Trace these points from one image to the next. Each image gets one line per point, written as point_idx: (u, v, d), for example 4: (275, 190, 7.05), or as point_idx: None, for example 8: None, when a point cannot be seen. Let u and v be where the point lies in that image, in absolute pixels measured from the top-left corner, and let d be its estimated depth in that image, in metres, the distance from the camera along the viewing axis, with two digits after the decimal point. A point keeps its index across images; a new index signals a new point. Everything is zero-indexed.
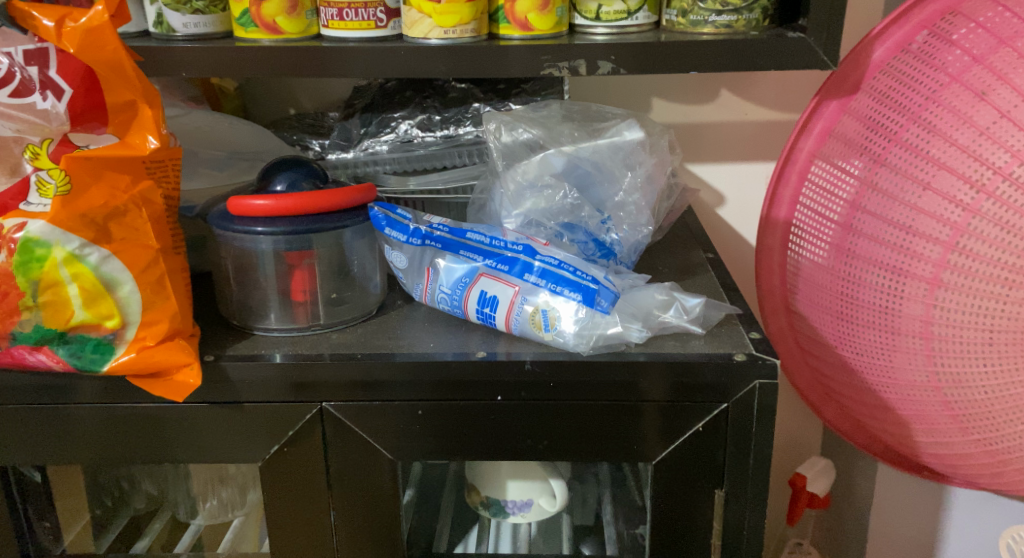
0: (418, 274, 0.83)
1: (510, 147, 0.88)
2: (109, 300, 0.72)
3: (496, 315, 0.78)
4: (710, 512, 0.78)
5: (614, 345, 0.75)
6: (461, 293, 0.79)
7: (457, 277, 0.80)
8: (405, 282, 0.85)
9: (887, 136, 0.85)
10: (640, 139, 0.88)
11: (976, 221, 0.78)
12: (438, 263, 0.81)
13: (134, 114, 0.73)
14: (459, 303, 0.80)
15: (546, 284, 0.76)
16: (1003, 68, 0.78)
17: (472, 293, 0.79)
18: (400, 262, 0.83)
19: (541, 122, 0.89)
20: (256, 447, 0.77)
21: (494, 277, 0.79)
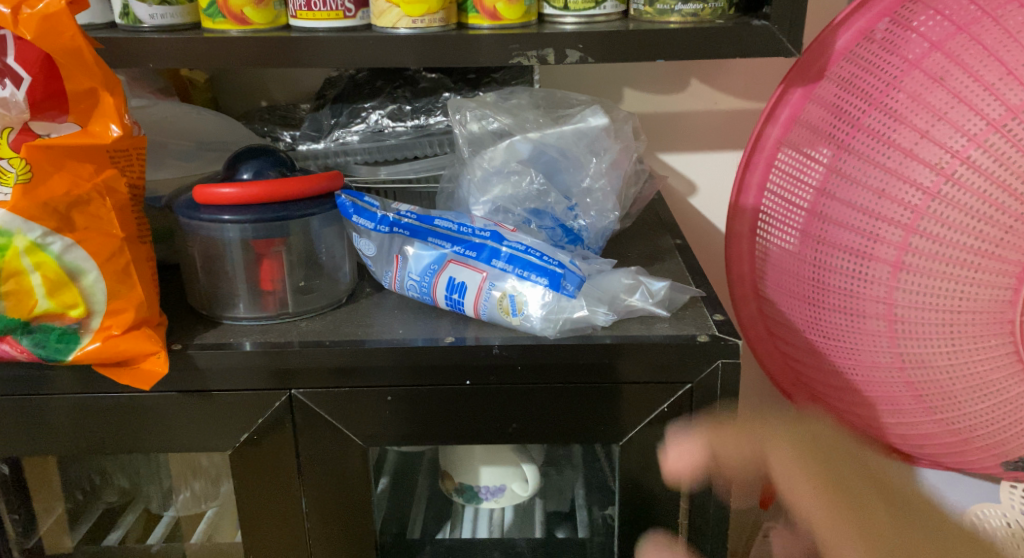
0: (388, 262, 0.83)
1: (478, 135, 0.89)
2: (74, 289, 0.72)
3: (465, 301, 0.78)
4: (677, 492, 0.79)
5: (583, 328, 0.76)
6: (430, 279, 0.80)
7: (426, 264, 0.80)
8: (377, 270, 0.85)
9: (851, 122, 0.86)
10: (605, 125, 0.88)
11: (936, 204, 0.79)
12: (406, 250, 0.82)
13: (95, 102, 0.73)
14: (427, 289, 0.80)
15: (514, 269, 0.77)
16: (960, 54, 0.79)
17: (440, 279, 0.79)
18: (368, 250, 0.84)
19: (509, 110, 0.90)
20: (226, 436, 0.77)
21: (462, 263, 0.79)
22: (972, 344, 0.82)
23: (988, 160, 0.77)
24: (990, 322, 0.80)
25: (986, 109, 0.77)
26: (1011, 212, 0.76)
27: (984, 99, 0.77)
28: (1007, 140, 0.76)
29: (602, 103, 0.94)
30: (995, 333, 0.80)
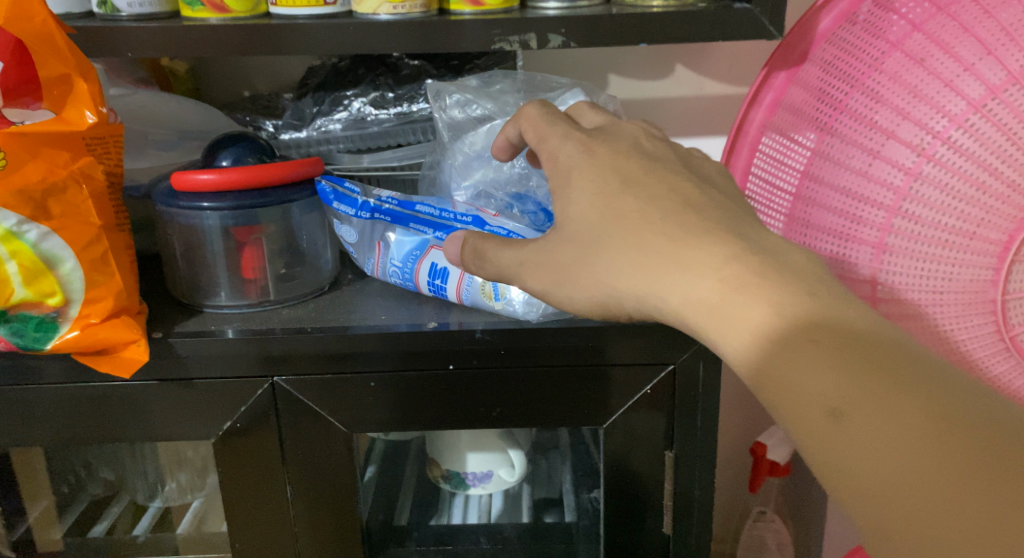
0: (370, 249, 0.84)
1: (459, 121, 0.89)
2: (51, 278, 0.71)
3: (447, 287, 0.79)
4: (662, 474, 0.79)
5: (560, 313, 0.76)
6: (411, 264, 0.80)
7: (407, 251, 0.81)
8: (359, 258, 0.85)
9: (833, 105, 0.80)
10: None
11: (919, 185, 0.76)
12: (388, 237, 0.82)
13: (69, 88, 0.72)
14: (410, 276, 0.81)
15: None
16: (944, 38, 0.75)
17: (422, 264, 0.80)
18: (349, 237, 0.84)
19: (490, 93, 0.90)
20: (208, 424, 0.77)
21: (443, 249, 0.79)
22: (954, 323, 0.79)
23: (969, 140, 0.74)
24: (970, 301, 0.78)
25: (967, 89, 0.74)
26: (994, 191, 0.75)
27: (964, 80, 0.74)
28: (990, 121, 0.74)
29: (582, 87, 0.93)
30: (977, 313, 0.78)
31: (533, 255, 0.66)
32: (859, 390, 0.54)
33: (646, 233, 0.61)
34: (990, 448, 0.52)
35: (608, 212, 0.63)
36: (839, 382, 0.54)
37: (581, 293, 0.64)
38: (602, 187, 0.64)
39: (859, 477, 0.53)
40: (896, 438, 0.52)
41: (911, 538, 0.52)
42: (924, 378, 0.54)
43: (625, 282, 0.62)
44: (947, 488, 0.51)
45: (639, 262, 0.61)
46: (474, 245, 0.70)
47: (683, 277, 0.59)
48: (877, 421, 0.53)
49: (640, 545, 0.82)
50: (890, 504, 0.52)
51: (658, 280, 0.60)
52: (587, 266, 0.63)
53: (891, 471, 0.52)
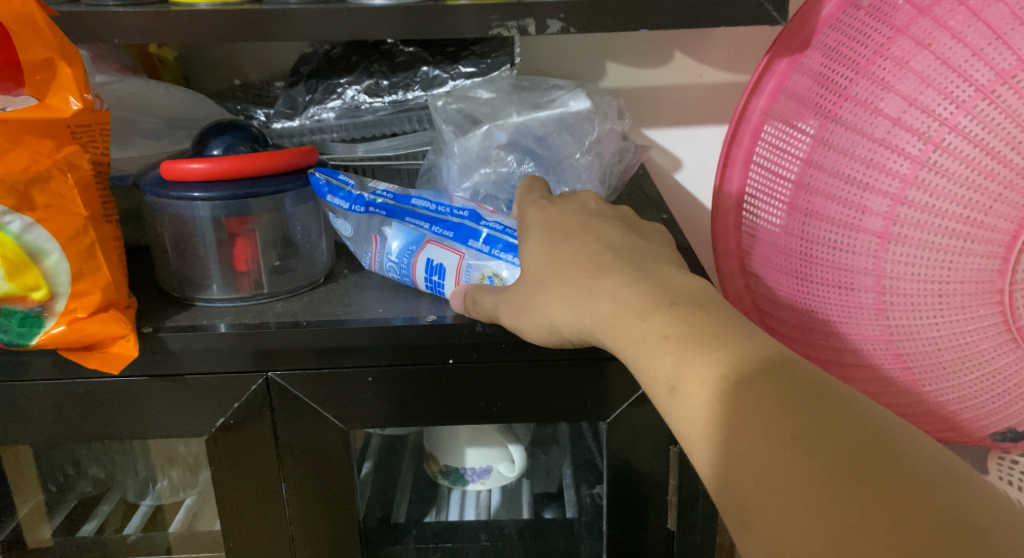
0: (366, 239, 0.81)
1: (456, 122, 0.89)
2: (35, 271, 0.69)
3: (445, 283, 0.76)
4: (666, 469, 0.78)
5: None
6: (406, 258, 0.78)
7: (402, 246, 0.79)
8: (356, 250, 0.83)
9: (837, 92, 0.78)
10: (585, 109, 0.88)
11: (924, 173, 0.72)
12: (385, 231, 0.80)
13: (53, 73, 0.70)
14: (405, 270, 0.79)
15: (490, 250, 0.75)
16: (957, 27, 0.71)
17: (418, 259, 0.78)
18: (344, 230, 0.82)
19: (486, 96, 0.89)
20: (201, 421, 0.75)
21: (439, 244, 0.77)
22: (961, 315, 0.75)
23: (977, 127, 0.70)
24: (977, 293, 0.74)
25: (975, 75, 0.70)
26: (1000, 178, 0.70)
27: (972, 65, 0.70)
28: (997, 106, 0.69)
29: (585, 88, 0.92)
30: (983, 304, 0.74)
31: (497, 298, 0.70)
32: (684, 366, 0.57)
33: (579, 269, 0.65)
34: (786, 419, 0.53)
35: (552, 251, 0.67)
36: (681, 372, 0.57)
37: (529, 325, 0.67)
38: (552, 237, 0.68)
39: (705, 456, 0.56)
40: (736, 428, 0.54)
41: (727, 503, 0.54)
42: (756, 356, 0.56)
43: (560, 310, 0.65)
44: (770, 479, 0.52)
45: (568, 294, 0.64)
46: (475, 289, 0.73)
47: (592, 304, 0.63)
48: (726, 405, 0.55)
49: (643, 543, 0.80)
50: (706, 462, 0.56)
51: (588, 302, 0.63)
52: (535, 302, 0.67)
53: (723, 452, 0.55)
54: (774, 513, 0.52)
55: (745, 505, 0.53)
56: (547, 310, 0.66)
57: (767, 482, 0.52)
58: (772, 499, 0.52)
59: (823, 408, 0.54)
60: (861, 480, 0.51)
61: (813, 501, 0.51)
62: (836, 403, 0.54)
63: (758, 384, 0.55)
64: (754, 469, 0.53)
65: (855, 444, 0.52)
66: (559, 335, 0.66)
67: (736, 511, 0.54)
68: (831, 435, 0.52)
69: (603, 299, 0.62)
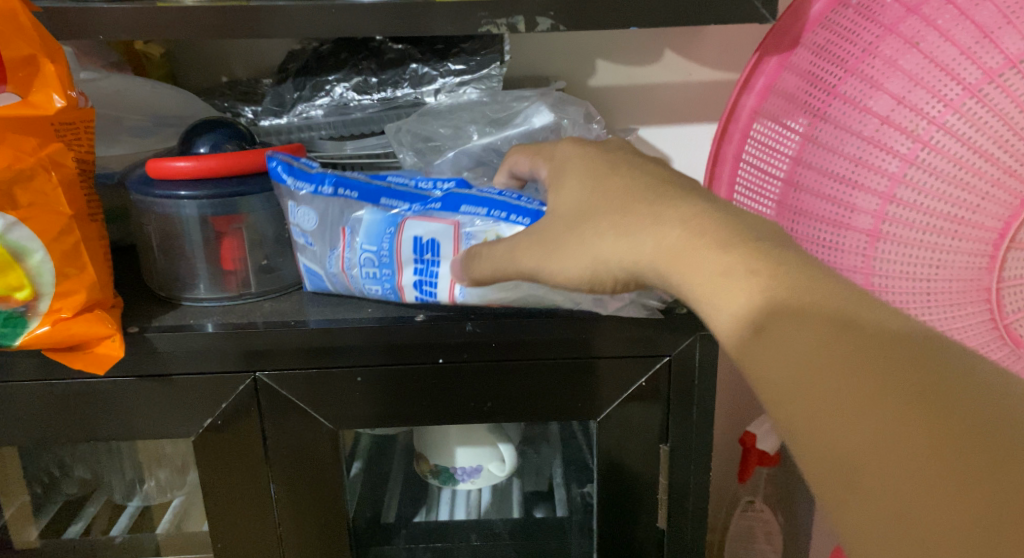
0: (332, 233, 0.75)
1: (421, 152, 0.89)
2: (19, 271, 0.68)
3: (440, 259, 0.72)
4: (656, 468, 0.77)
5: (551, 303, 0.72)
6: (388, 242, 0.73)
7: (379, 229, 0.73)
8: (319, 256, 0.76)
9: (826, 90, 0.77)
10: (550, 123, 0.88)
11: (913, 171, 0.72)
12: (355, 219, 0.75)
13: (35, 70, 0.69)
14: (387, 255, 0.73)
15: (485, 212, 0.72)
16: (945, 26, 0.71)
17: (404, 238, 0.72)
18: (308, 221, 0.75)
19: (449, 118, 0.90)
20: (189, 421, 0.74)
21: (422, 218, 0.73)
22: (949, 313, 0.75)
23: (965, 126, 0.70)
24: (964, 291, 0.74)
25: (962, 73, 0.70)
26: (988, 177, 0.70)
27: (960, 63, 0.70)
28: (985, 105, 0.69)
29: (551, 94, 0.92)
30: (972, 302, 0.74)
31: (524, 236, 0.67)
32: (781, 309, 0.51)
33: (629, 199, 0.60)
34: (908, 381, 0.48)
35: (596, 185, 0.64)
36: (773, 313, 0.52)
37: (573, 263, 0.63)
38: (592, 171, 0.66)
39: (802, 411, 0.49)
40: (846, 385, 0.48)
41: (827, 466, 0.48)
42: (865, 312, 0.51)
43: (616, 240, 0.59)
44: (889, 445, 0.47)
45: (622, 224, 0.59)
46: (476, 247, 0.70)
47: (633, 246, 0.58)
48: (830, 364, 0.49)
49: (635, 542, 0.80)
50: (802, 419, 0.49)
51: (640, 233, 0.58)
52: (581, 237, 0.62)
53: (815, 418, 0.49)
54: (891, 482, 0.47)
55: (855, 470, 0.47)
56: (595, 242, 0.61)
57: (885, 448, 0.47)
58: (890, 467, 0.47)
59: (948, 377, 0.48)
60: (992, 461, 0.46)
61: (943, 474, 0.46)
62: (960, 368, 0.48)
63: (860, 340, 0.49)
64: (856, 438, 0.47)
65: (988, 413, 0.47)
66: (596, 274, 0.62)
67: (840, 478, 0.48)
68: (956, 409, 0.47)
69: (670, 225, 0.57)
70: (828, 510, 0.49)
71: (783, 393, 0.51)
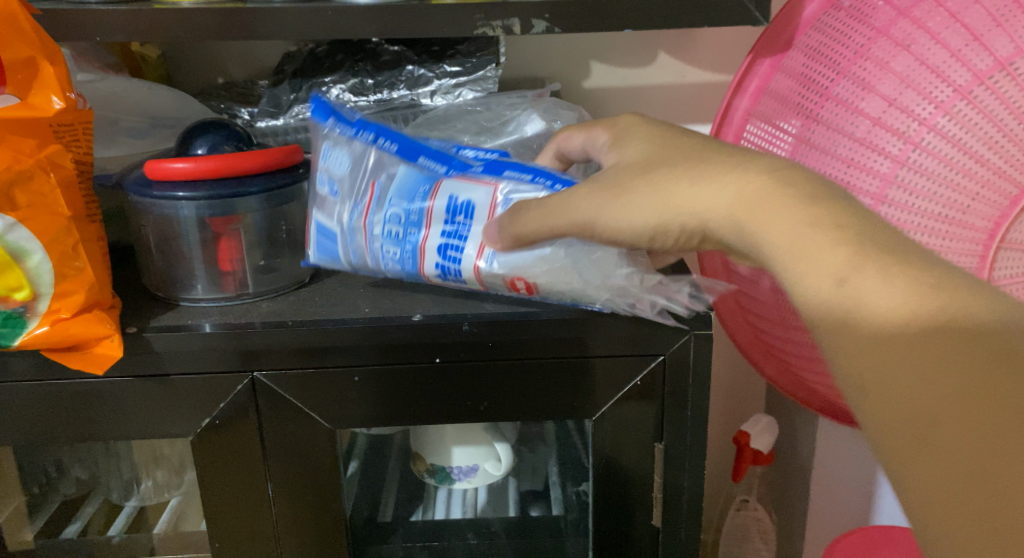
0: (360, 190, 0.77)
1: None
2: (18, 271, 0.69)
3: (473, 219, 0.73)
4: (651, 467, 0.78)
5: (571, 283, 0.72)
6: (420, 202, 0.75)
7: (413, 190, 0.75)
8: (338, 212, 0.77)
9: (819, 91, 0.77)
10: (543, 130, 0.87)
11: (904, 172, 0.72)
12: (391, 180, 0.77)
13: (34, 72, 0.70)
14: (417, 215, 0.74)
15: (525, 176, 0.73)
16: (935, 28, 0.71)
17: (439, 196, 0.74)
18: (342, 174, 0.78)
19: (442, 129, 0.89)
20: (187, 421, 0.74)
21: (459, 181, 0.74)
22: None
23: (956, 127, 0.71)
24: None
25: (952, 75, 0.71)
26: (978, 177, 0.71)
27: (951, 66, 0.71)
28: (976, 106, 0.70)
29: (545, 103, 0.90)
30: None
31: (587, 185, 0.66)
32: (861, 265, 0.53)
33: (705, 154, 0.62)
34: (981, 341, 0.50)
35: (666, 143, 0.65)
36: (855, 267, 0.53)
37: (639, 207, 0.62)
38: (660, 133, 0.67)
39: (879, 371, 0.52)
40: (925, 346, 0.51)
41: (903, 423, 0.51)
42: (939, 272, 0.52)
43: (697, 183, 0.60)
44: (962, 404, 0.50)
45: (705, 170, 0.60)
46: (524, 203, 0.70)
47: (707, 199, 0.59)
48: (905, 330, 0.51)
49: (630, 539, 0.80)
50: (878, 379, 0.52)
51: (719, 178, 0.59)
52: (651, 182, 0.62)
53: (893, 379, 0.51)
54: (963, 440, 0.50)
55: (930, 427, 0.50)
56: (670, 182, 0.61)
57: (960, 407, 0.50)
58: (963, 423, 0.50)
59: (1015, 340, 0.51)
60: None
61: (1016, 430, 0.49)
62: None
63: (939, 301, 0.51)
64: (930, 397, 0.50)
65: None
66: (663, 221, 0.61)
67: (915, 435, 0.51)
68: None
69: (753, 171, 0.58)
70: (901, 468, 0.51)
71: (856, 351, 0.53)
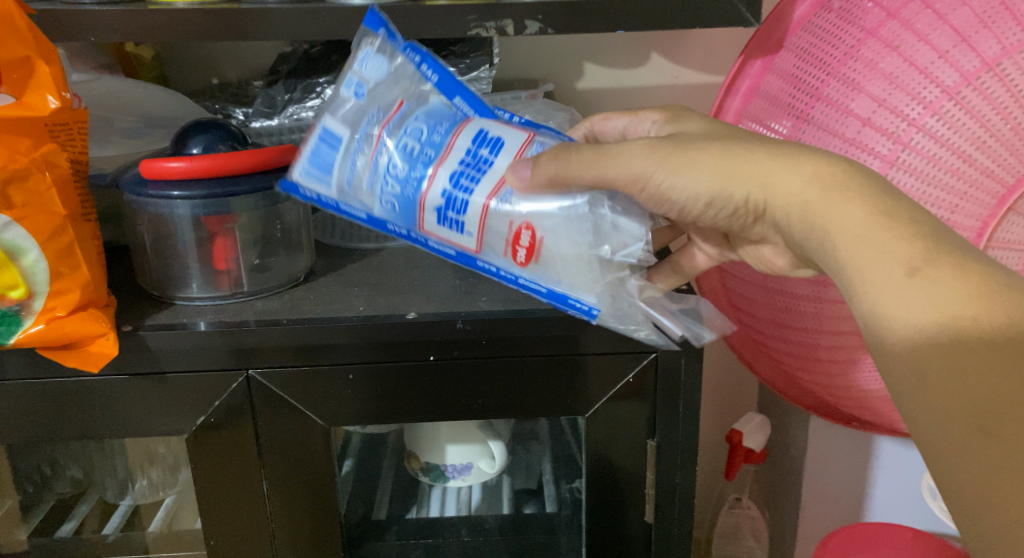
0: (381, 107, 0.73)
1: None
2: (13, 270, 0.69)
3: (497, 155, 0.70)
4: (644, 464, 0.78)
5: (580, 246, 0.69)
6: (442, 135, 0.71)
7: (441, 120, 0.72)
8: (351, 120, 0.73)
9: (809, 92, 0.78)
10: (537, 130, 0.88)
11: (894, 172, 0.73)
12: (419, 106, 0.74)
13: (30, 71, 0.70)
14: (439, 139, 0.71)
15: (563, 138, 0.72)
16: (922, 28, 0.72)
17: (468, 129, 0.71)
18: (372, 82, 0.74)
19: None
20: (182, 418, 0.75)
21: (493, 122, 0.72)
22: None
23: (944, 128, 0.71)
24: None
25: (940, 75, 0.71)
26: (967, 177, 0.72)
27: (938, 67, 0.71)
28: (963, 107, 0.71)
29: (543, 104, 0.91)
30: None
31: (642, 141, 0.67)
32: (937, 259, 0.57)
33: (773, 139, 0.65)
34: None
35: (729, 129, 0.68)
36: (928, 259, 0.57)
37: (704, 173, 0.64)
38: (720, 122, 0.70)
39: (945, 356, 0.55)
40: (987, 338, 0.54)
41: (965, 409, 0.54)
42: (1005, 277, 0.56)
43: (769, 159, 0.63)
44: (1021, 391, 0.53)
45: (781, 150, 0.63)
46: (570, 143, 0.68)
47: (784, 178, 0.62)
48: (970, 323, 0.55)
49: (623, 537, 0.81)
50: (944, 366, 0.55)
51: (792, 160, 0.63)
52: (724, 150, 0.64)
53: (958, 364, 0.55)
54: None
55: (992, 412, 0.54)
56: (747, 148, 0.64)
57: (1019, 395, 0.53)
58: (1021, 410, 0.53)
59: None
60: None
61: None
62: None
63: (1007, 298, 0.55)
64: (990, 384, 0.54)
65: None
66: (726, 189, 0.64)
67: (980, 419, 0.54)
68: None
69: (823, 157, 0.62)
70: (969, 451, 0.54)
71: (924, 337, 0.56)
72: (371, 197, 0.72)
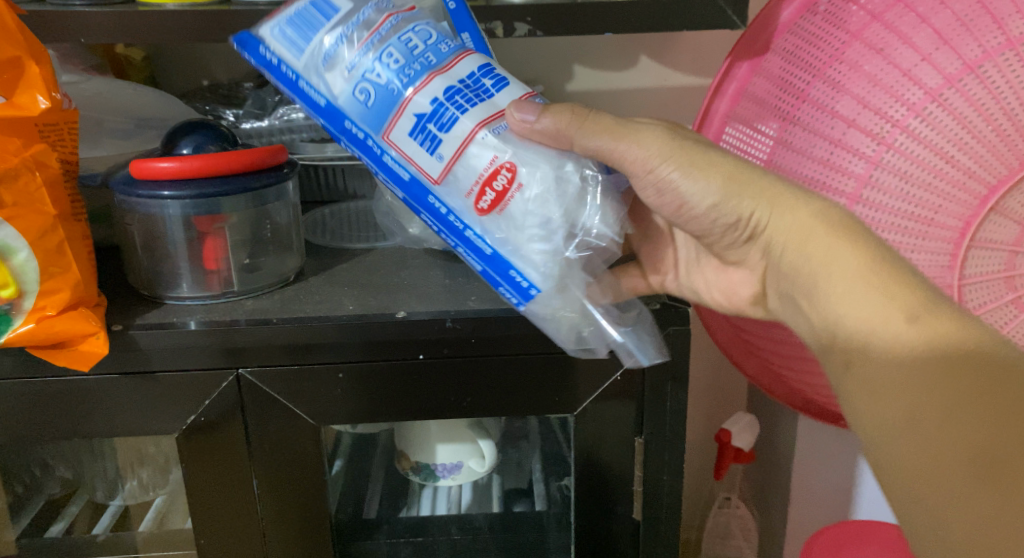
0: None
1: None
2: (3, 269, 0.69)
3: (500, 92, 0.67)
4: (632, 461, 0.79)
5: (555, 208, 0.65)
6: (447, 49, 0.67)
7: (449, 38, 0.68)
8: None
9: (796, 95, 0.78)
10: None
11: (878, 172, 0.74)
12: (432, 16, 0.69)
13: (21, 71, 0.70)
14: (445, 52, 0.67)
15: None
16: (905, 30, 0.73)
17: (473, 57, 0.67)
18: None
19: None
20: (172, 418, 0.75)
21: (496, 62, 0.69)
22: None
23: (927, 130, 0.72)
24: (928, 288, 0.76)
25: (923, 78, 0.72)
26: (950, 177, 0.73)
27: (922, 69, 0.72)
28: (945, 110, 0.72)
29: None
30: None
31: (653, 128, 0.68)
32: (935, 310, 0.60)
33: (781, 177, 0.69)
34: None
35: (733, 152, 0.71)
36: (927, 308, 0.60)
37: (712, 181, 0.67)
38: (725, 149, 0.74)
39: (943, 402, 0.58)
40: (983, 386, 0.57)
41: (963, 455, 0.57)
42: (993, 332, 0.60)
43: (779, 190, 0.66)
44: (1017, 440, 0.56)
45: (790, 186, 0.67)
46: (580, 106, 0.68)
47: (791, 205, 0.66)
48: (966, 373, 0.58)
49: (611, 534, 0.81)
50: (941, 412, 0.58)
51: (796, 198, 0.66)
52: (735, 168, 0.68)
53: (955, 411, 0.57)
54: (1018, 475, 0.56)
55: (987, 461, 0.56)
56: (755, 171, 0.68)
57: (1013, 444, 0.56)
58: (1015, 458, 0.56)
59: None
60: None
61: None
62: None
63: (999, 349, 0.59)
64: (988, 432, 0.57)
65: None
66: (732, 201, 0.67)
67: (979, 466, 0.56)
68: None
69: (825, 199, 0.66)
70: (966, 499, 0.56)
71: (923, 384, 0.59)
72: (343, 80, 0.66)
